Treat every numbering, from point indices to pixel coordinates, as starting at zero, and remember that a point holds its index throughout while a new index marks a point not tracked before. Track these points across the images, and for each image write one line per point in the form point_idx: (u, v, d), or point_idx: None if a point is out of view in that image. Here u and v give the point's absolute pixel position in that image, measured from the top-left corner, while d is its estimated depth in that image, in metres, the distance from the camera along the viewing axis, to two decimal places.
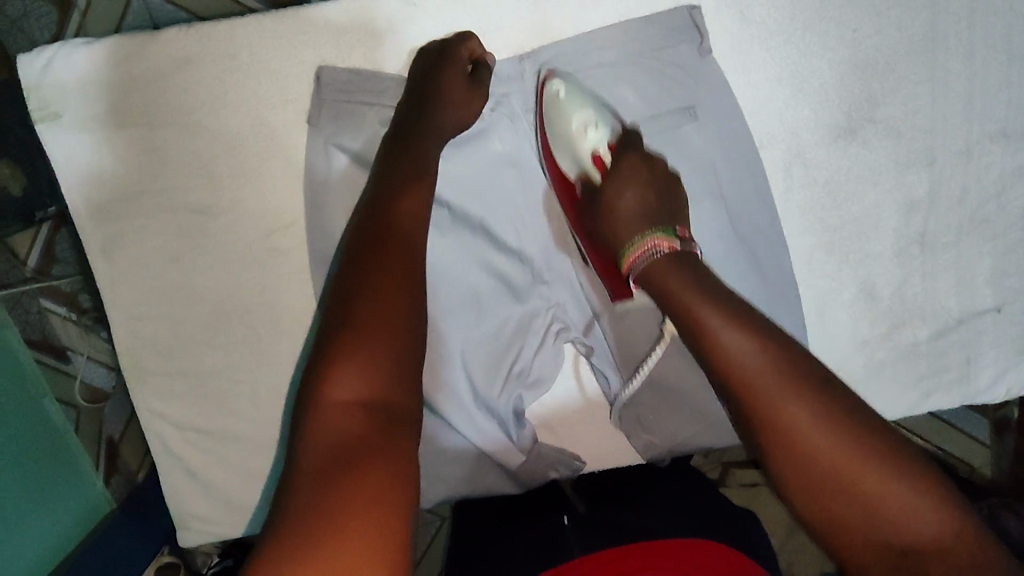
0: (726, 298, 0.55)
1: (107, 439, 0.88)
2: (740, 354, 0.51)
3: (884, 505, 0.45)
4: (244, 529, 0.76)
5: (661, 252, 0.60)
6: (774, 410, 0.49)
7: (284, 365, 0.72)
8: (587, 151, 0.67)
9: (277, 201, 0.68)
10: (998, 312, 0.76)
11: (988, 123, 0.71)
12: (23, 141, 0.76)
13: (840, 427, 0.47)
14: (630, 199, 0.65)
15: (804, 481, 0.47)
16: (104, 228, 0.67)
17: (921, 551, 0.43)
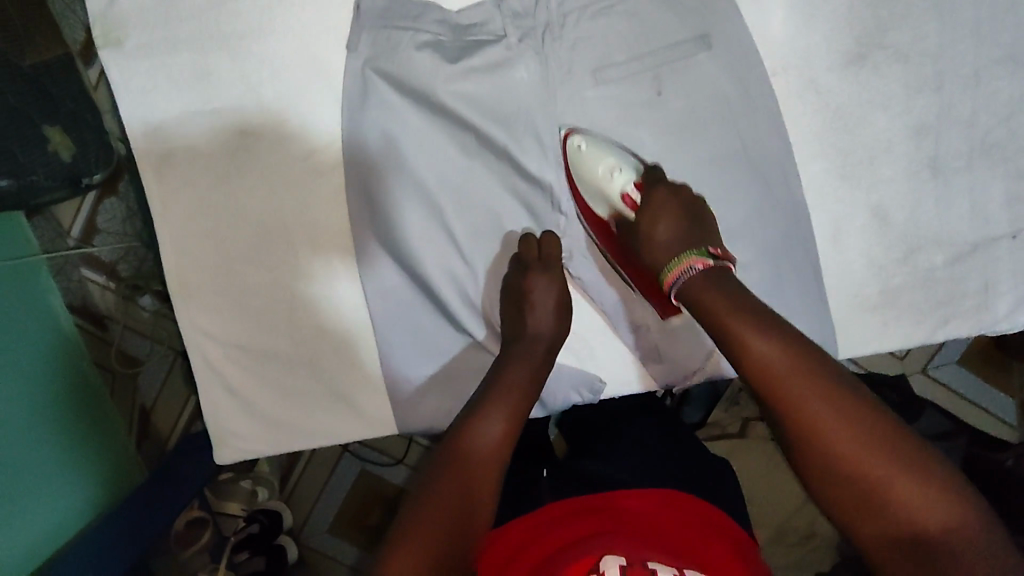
0: (757, 309, 0.57)
1: (141, 406, 1.07)
2: (769, 360, 0.53)
3: (899, 500, 0.47)
4: (279, 447, 0.80)
5: (696, 270, 0.62)
6: (800, 412, 0.51)
7: (323, 285, 0.76)
8: (617, 191, 0.71)
9: (317, 123, 0.73)
10: (1012, 238, 0.78)
11: (995, 49, 0.74)
12: (74, 113, 0.89)
13: (862, 429, 0.49)
14: (666, 228, 0.67)
15: (831, 479, 0.50)
16: (157, 147, 0.72)
17: (931, 537, 0.45)
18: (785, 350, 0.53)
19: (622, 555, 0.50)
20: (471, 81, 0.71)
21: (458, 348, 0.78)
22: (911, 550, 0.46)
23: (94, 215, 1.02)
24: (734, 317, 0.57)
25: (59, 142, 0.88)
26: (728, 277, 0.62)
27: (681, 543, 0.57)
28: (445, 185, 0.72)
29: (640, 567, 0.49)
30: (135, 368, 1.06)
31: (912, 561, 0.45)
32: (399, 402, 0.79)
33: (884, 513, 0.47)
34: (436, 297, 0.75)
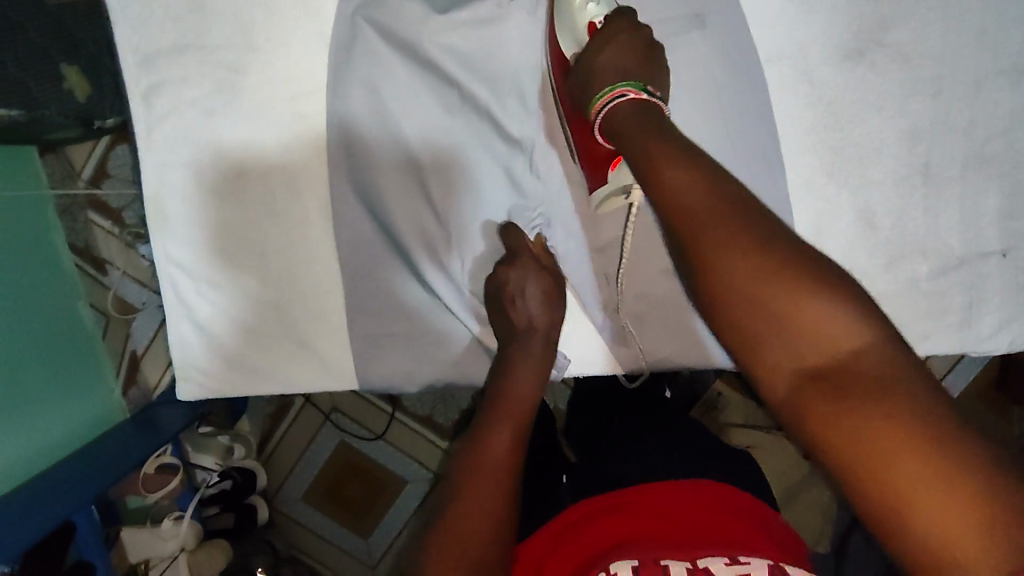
0: (678, 147, 0.58)
1: (131, 351, 1.19)
2: (685, 197, 0.54)
3: (797, 315, 0.47)
4: (242, 388, 0.81)
5: (626, 99, 0.63)
6: (710, 251, 0.51)
7: (296, 229, 0.76)
8: (585, 20, 0.69)
9: (306, 66, 0.73)
10: (1002, 256, 0.76)
11: (998, 59, 0.72)
12: (92, 58, 0.97)
13: (760, 251, 0.50)
14: (609, 55, 0.66)
15: (737, 314, 0.50)
16: (149, 75, 0.73)
17: (838, 361, 0.46)
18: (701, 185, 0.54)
19: (635, 556, 0.52)
20: (458, 36, 0.70)
21: (424, 310, 0.78)
22: (823, 377, 0.46)
23: (105, 163, 1.20)
24: (660, 155, 0.57)
25: (78, 83, 0.95)
26: (660, 117, 0.62)
27: (699, 522, 0.58)
28: (424, 140, 0.73)
29: (652, 566, 0.50)
30: (129, 313, 1.20)
31: (820, 385, 0.46)
32: (366, 356, 0.79)
33: (789, 339, 0.48)
34: (406, 253, 0.75)
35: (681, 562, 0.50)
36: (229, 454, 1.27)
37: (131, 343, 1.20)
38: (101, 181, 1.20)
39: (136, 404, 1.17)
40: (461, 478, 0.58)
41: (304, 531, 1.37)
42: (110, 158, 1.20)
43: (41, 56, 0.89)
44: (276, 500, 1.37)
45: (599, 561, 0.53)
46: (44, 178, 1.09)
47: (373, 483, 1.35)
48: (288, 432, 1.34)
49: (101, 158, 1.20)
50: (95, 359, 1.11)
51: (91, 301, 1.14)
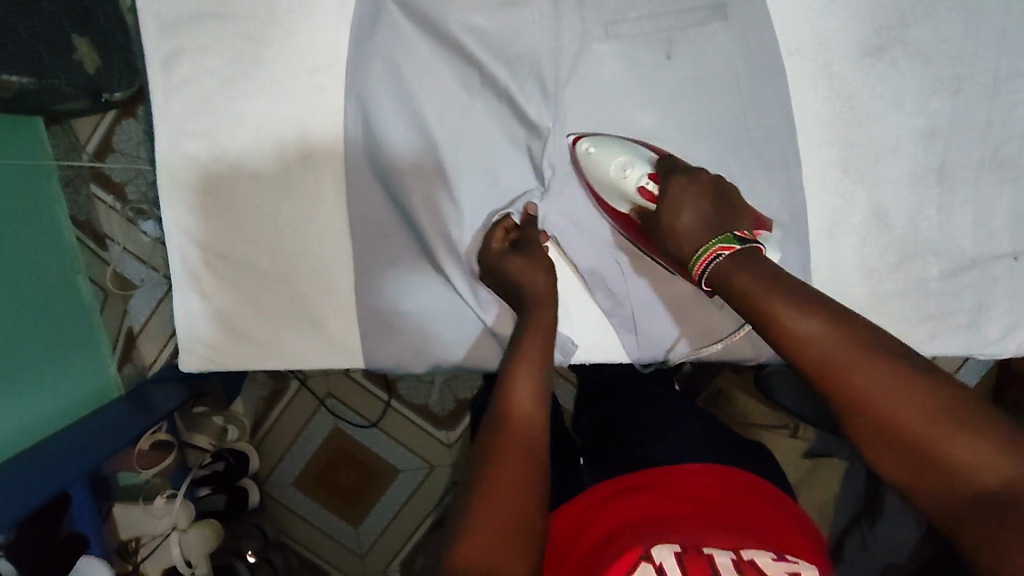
0: (796, 290, 0.56)
1: (128, 327, 1.20)
2: (812, 338, 0.52)
3: (953, 455, 0.45)
4: (244, 362, 0.80)
5: (724, 257, 0.61)
6: (849, 391, 0.49)
7: (310, 204, 0.76)
8: (633, 189, 0.71)
9: (325, 39, 0.73)
10: (1015, 259, 0.76)
11: (1019, 62, 0.72)
12: (102, 30, 0.96)
13: (903, 388, 0.48)
14: (690, 215, 0.66)
15: (888, 448, 0.48)
16: (168, 42, 0.72)
17: (998, 493, 0.43)
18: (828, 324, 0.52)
19: (675, 540, 0.50)
20: (482, 14, 0.70)
21: (432, 290, 0.78)
22: (978, 510, 0.44)
23: (110, 136, 1.16)
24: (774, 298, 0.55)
25: (87, 54, 0.94)
26: (763, 261, 0.60)
27: (722, 511, 0.58)
28: (443, 117, 0.73)
29: (694, 554, 0.48)
30: (128, 289, 1.20)
31: (982, 520, 0.43)
32: (375, 337, 0.79)
33: (947, 475, 0.45)
34: (418, 231, 0.75)
35: (724, 552, 0.49)
36: (223, 434, 1.28)
37: (129, 319, 1.20)
38: (105, 155, 1.16)
39: (129, 381, 1.16)
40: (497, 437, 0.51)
41: (293, 516, 1.36)
42: (115, 133, 1.16)
43: (52, 26, 0.87)
44: (267, 484, 1.36)
45: (641, 542, 0.50)
46: (50, 149, 1.09)
47: (366, 471, 1.34)
48: (282, 415, 1.34)
49: (106, 132, 1.16)
50: (92, 332, 1.11)
51: (90, 275, 1.14)
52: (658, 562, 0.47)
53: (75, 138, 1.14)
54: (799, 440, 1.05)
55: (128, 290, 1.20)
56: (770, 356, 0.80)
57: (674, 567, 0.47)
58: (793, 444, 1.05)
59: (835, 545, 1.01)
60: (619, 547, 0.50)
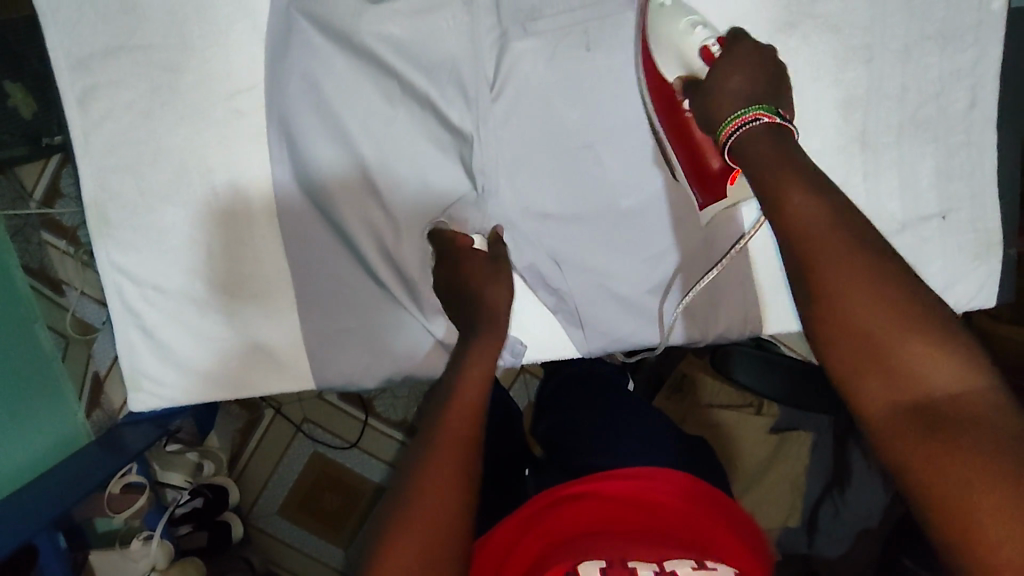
0: (806, 173, 0.54)
1: (93, 371, 1.17)
2: (806, 218, 0.51)
3: (906, 357, 0.44)
4: (193, 394, 0.79)
5: (759, 125, 0.59)
6: (828, 274, 0.48)
7: (241, 229, 0.76)
8: (695, 45, 0.67)
9: (240, 63, 0.72)
10: (943, 219, 0.78)
11: (927, 25, 0.74)
12: (37, 74, 0.95)
13: (882, 284, 0.46)
14: (740, 80, 0.62)
15: (853, 350, 0.45)
16: (83, 79, 0.72)
17: (945, 408, 0.41)
18: (827, 208, 0.51)
19: (603, 555, 0.50)
20: (395, 24, 0.70)
21: (377, 305, 0.78)
22: (917, 420, 0.42)
23: (56, 182, 1.15)
24: (778, 178, 0.54)
25: (22, 100, 0.94)
26: (790, 142, 0.58)
27: (666, 522, 0.57)
28: (367, 126, 0.73)
29: (620, 568, 0.49)
30: (89, 334, 1.18)
31: (921, 428, 0.41)
32: (321, 356, 0.79)
33: (895, 378, 0.43)
34: (354, 244, 0.75)
35: (649, 565, 0.49)
36: (199, 470, 1.25)
37: (93, 364, 1.18)
38: (54, 201, 1.15)
39: (99, 427, 1.13)
40: (435, 445, 0.51)
41: (280, 544, 1.34)
42: (61, 177, 1.15)
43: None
44: (250, 515, 1.33)
45: (570, 557, 0.50)
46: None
47: (346, 491, 1.33)
48: (258, 446, 1.32)
49: (51, 177, 1.15)
50: (57, 382, 1.07)
51: (50, 322, 1.10)
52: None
53: (21, 185, 1.12)
54: (765, 416, 1.09)
55: (89, 334, 1.18)
56: (718, 335, 0.81)
57: None
58: (760, 421, 1.09)
59: (810, 515, 1.07)
60: (550, 563, 0.51)
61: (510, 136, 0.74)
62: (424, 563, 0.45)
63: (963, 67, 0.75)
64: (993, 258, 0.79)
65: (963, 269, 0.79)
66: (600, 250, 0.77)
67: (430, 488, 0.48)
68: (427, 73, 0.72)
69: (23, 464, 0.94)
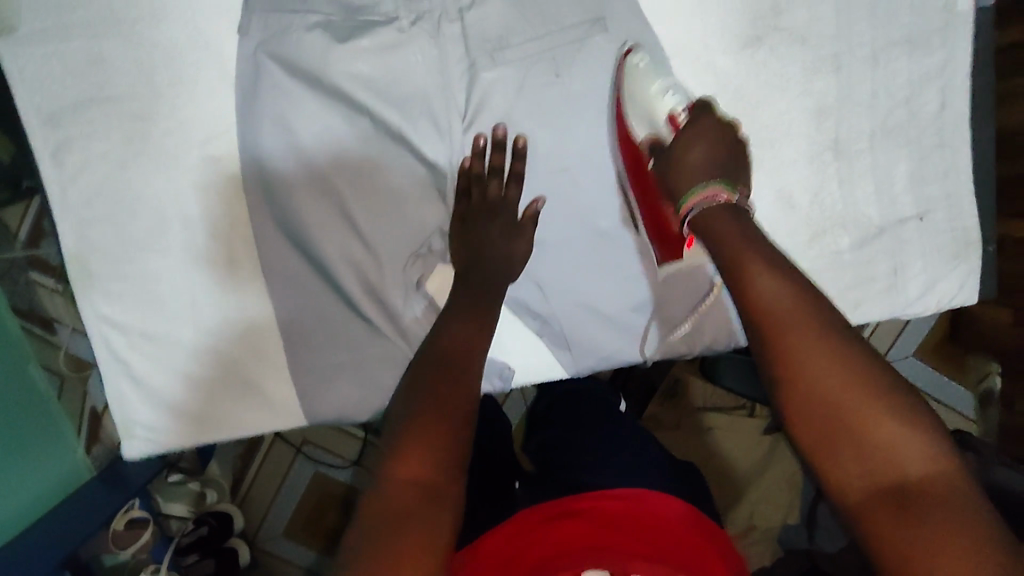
0: (765, 248, 0.60)
1: (91, 408, 1.08)
2: (773, 299, 0.55)
3: (875, 441, 0.48)
4: (185, 438, 0.80)
5: (719, 201, 0.64)
6: (794, 355, 0.52)
7: (223, 273, 0.76)
8: (663, 113, 0.71)
9: (212, 109, 0.73)
10: (920, 220, 0.78)
11: (891, 31, 0.75)
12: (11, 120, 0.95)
13: (849, 367, 0.51)
14: (700, 152, 0.68)
15: (818, 428, 0.50)
16: (55, 134, 0.72)
17: (910, 489, 0.46)
18: (794, 289, 0.55)
19: (606, 567, 0.53)
20: (364, 62, 0.71)
21: (365, 339, 0.78)
22: (882, 497, 0.46)
23: (39, 221, 1.10)
24: (745, 255, 0.59)
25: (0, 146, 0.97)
26: (746, 219, 0.63)
27: (656, 537, 0.59)
28: (342, 164, 0.73)
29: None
30: (84, 370, 1.08)
31: (888, 508, 0.46)
32: (310, 392, 0.79)
33: (867, 460, 0.48)
34: (336, 280, 0.75)
35: None
36: (202, 499, 1.27)
37: (90, 400, 1.08)
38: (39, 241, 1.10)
39: (101, 462, 1.08)
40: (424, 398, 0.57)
41: (286, 566, 1.33)
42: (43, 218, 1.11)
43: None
44: (257, 539, 1.33)
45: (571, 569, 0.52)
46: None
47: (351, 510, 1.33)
48: (259, 471, 1.32)
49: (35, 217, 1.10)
50: (54, 422, 0.99)
51: (43, 362, 1.00)
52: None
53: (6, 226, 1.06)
54: (757, 418, 1.11)
55: (84, 369, 1.08)
56: (705, 347, 0.82)
57: None
58: (753, 422, 1.11)
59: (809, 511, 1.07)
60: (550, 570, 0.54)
61: None
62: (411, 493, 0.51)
63: (931, 71, 0.76)
64: (972, 256, 0.79)
65: (944, 268, 0.79)
66: (580, 272, 0.78)
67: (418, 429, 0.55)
68: (398, 108, 0.72)
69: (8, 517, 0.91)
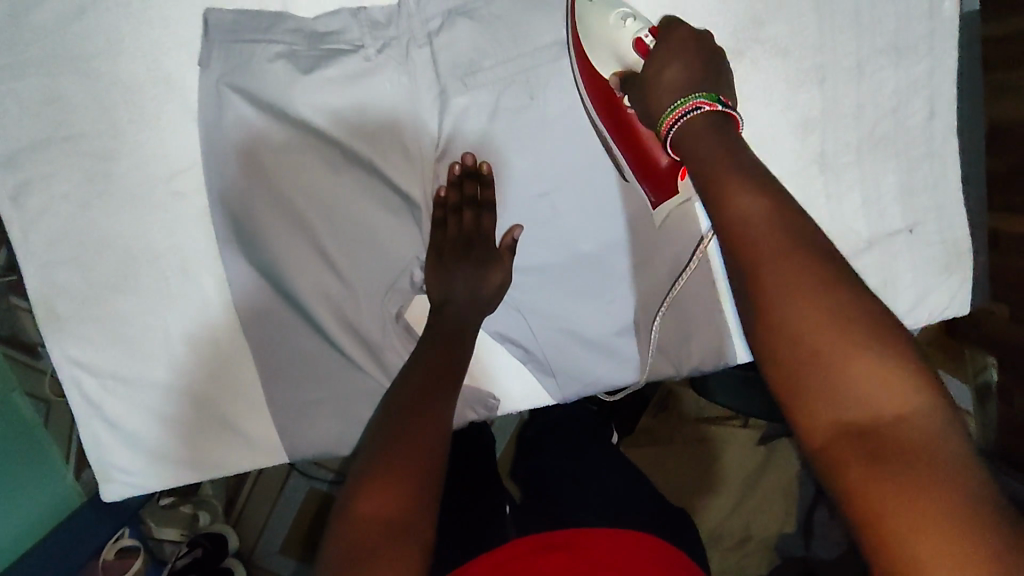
0: (744, 169, 0.53)
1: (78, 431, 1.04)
2: (749, 217, 0.49)
3: (849, 372, 0.42)
4: (164, 479, 0.78)
5: (701, 114, 0.59)
6: (766, 277, 0.46)
7: (195, 311, 0.74)
8: (628, 38, 0.66)
9: (175, 144, 0.70)
10: (910, 232, 0.76)
11: (876, 40, 0.72)
12: None
13: (829, 291, 0.44)
14: (676, 71, 0.62)
15: (791, 357, 0.44)
16: (14, 177, 0.69)
17: (885, 429, 0.40)
18: (772, 207, 0.49)
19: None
20: (331, 91, 0.68)
21: (344, 373, 0.76)
22: (856, 435, 0.41)
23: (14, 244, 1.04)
24: (720, 179, 0.53)
25: None
26: (729, 130, 0.58)
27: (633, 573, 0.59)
28: (312, 196, 0.71)
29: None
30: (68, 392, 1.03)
31: (858, 448, 0.40)
32: (290, 429, 0.77)
33: (839, 395, 0.42)
34: (310, 315, 0.73)
35: None
36: (195, 522, 1.26)
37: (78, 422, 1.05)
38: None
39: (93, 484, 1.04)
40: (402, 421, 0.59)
41: None
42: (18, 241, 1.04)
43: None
44: (253, 554, 1.30)
45: None
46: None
47: None
48: (252, 488, 1.29)
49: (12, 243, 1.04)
50: (40, 449, 0.97)
51: (29, 390, 0.97)
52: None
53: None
54: (750, 429, 1.09)
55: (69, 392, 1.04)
56: (693, 367, 0.79)
57: None
58: (746, 433, 1.09)
59: (805, 521, 1.07)
60: None
61: None
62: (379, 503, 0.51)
63: (917, 79, 0.73)
64: (964, 266, 0.77)
65: (936, 280, 0.77)
66: (562, 297, 0.75)
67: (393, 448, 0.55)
68: (368, 138, 0.69)
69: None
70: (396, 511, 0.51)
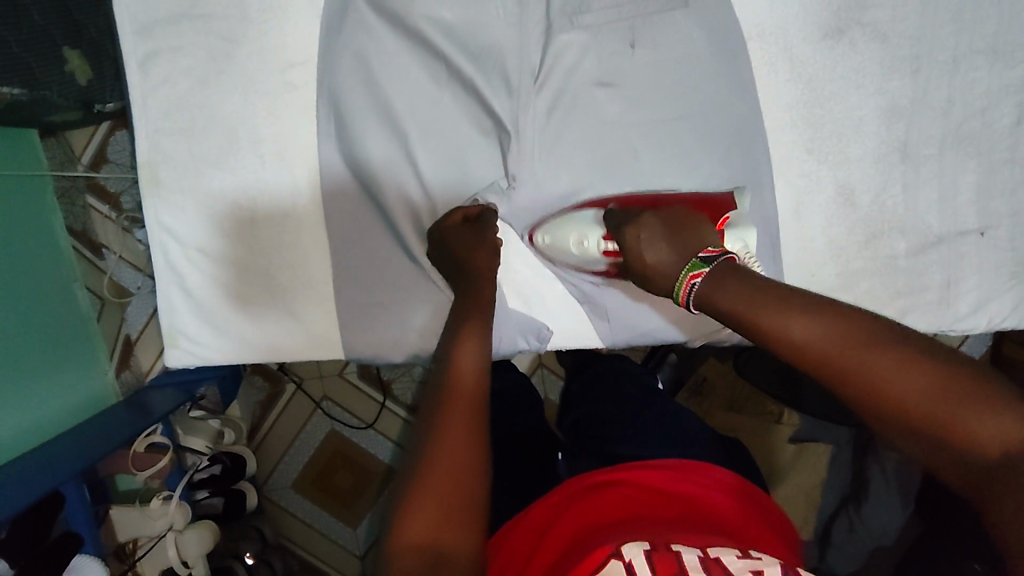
0: (779, 293, 0.51)
1: (124, 335, 1.13)
2: (814, 344, 0.47)
3: (959, 430, 0.40)
4: (230, 355, 0.82)
5: (698, 283, 0.57)
6: (847, 379, 0.45)
7: (285, 198, 0.78)
8: (596, 252, 0.73)
9: (296, 38, 0.75)
10: (981, 235, 0.77)
11: (977, 38, 0.74)
12: (94, 42, 0.94)
13: (902, 366, 0.43)
14: (649, 247, 0.64)
15: (891, 431, 0.44)
16: (145, 45, 0.74)
17: (1000, 459, 0.39)
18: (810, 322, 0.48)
19: (646, 540, 0.50)
20: (448, 8, 0.72)
21: (412, 280, 0.79)
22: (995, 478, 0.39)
23: (105, 147, 1.10)
24: (759, 303, 0.51)
25: (78, 66, 0.91)
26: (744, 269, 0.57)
27: (690, 512, 0.59)
28: (415, 109, 0.75)
29: (665, 552, 0.49)
30: (123, 298, 1.13)
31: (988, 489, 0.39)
32: (350, 326, 0.81)
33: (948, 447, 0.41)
34: (391, 218, 0.77)
35: (692, 550, 0.49)
36: (220, 438, 1.17)
37: (126, 328, 1.14)
38: (100, 166, 1.10)
39: (125, 390, 1.10)
40: (442, 416, 0.50)
41: (292, 521, 1.28)
42: (110, 144, 1.10)
43: (42, 39, 0.85)
44: (265, 488, 1.28)
45: (611, 541, 0.50)
46: (44, 160, 1.02)
47: (360, 472, 1.27)
48: (279, 418, 1.26)
49: (100, 141, 1.10)
50: (89, 342, 1.05)
51: (86, 282, 1.08)
52: (628, 559, 0.47)
53: (70, 149, 1.08)
54: (784, 426, 1.06)
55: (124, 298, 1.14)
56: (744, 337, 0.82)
57: (643, 564, 0.47)
58: (778, 429, 1.06)
59: (821, 529, 1.03)
60: (588, 547, 0.51)
61: (556, 128, 0.75)
62: (441, 530, 0.45)
63: (1012, 83, 0.75)
64: None
65: (998, 288, 0.78)
66: None
67: (444, 446, 0.48)
68: (478, 58, 0.73)
69: (37, 420, 0.88)
70: (448, 546, 0.45)
